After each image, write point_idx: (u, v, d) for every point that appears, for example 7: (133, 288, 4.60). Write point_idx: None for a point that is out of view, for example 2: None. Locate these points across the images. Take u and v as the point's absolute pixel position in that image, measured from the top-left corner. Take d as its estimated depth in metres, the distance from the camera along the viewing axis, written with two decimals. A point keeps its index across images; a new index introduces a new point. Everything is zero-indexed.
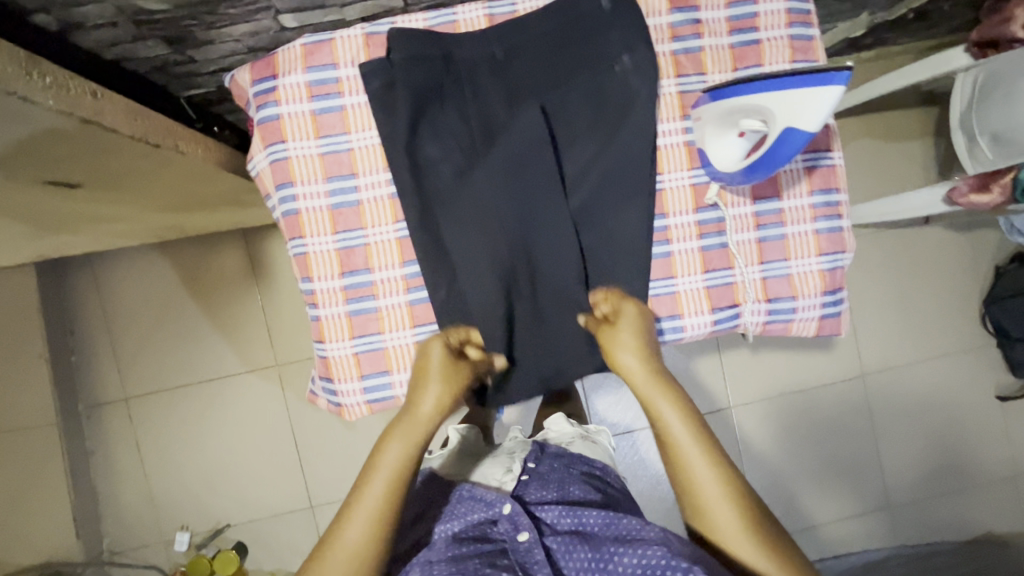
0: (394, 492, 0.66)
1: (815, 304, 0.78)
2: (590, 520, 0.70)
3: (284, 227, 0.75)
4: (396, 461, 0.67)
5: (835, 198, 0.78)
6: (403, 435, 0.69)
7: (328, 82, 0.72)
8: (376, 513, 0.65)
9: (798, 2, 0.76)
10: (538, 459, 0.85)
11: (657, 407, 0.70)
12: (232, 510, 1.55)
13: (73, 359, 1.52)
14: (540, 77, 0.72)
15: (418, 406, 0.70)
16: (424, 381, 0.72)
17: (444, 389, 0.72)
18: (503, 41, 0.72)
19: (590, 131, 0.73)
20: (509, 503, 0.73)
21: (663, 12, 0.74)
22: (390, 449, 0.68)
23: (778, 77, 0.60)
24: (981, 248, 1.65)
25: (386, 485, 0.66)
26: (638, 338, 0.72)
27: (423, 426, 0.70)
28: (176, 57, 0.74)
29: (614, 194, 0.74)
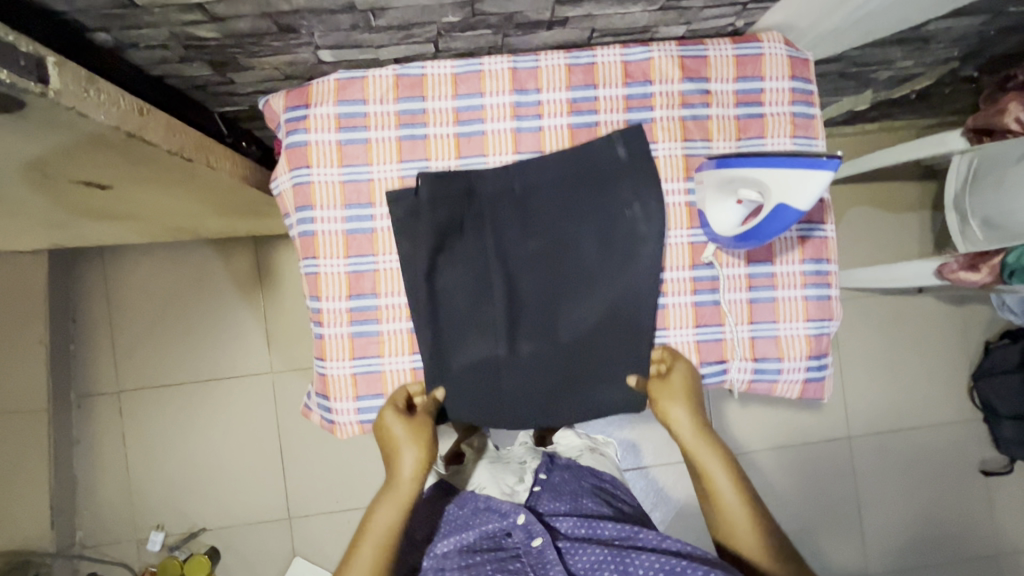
0: (382, 559, 0.73)
1: (800, 367, 0.81)
2: (604, 531, 0.78)
3: (299, 246, 0.79)
4: (385, 529, 0.74)
5: (826, 267, 0.81)
6: (389, 500, 0.75)
7: (357, 116, 0.77)
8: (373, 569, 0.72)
9: (802, 82, 0.81)
10: (549, 471, 0.92)
11: (700, 458, 0.79)
12: (209, 513, 1.55)
13: (71, 347, 1.54)
14: (552, 195, 0.77)
15: (399, 475, 0.75)
16: (396, 455, 0.75)
17: (413, 458, 0.75)
18: (523, 175, 0.77)
19: (599, 243, 0.77)
20: (522, 514, 0.78)
21: (675, 81, 0.79)
22: (379, 513, 0.74)
23: (774, 157, 0.64)
24: (972, 322, 1.69)
25: (376, 548, 0.73)
26: (687, 390, 0.78)
27: (405, 490, 0.75)
28: (217, 78, 0.79)
29: (616, 299, 0.77)
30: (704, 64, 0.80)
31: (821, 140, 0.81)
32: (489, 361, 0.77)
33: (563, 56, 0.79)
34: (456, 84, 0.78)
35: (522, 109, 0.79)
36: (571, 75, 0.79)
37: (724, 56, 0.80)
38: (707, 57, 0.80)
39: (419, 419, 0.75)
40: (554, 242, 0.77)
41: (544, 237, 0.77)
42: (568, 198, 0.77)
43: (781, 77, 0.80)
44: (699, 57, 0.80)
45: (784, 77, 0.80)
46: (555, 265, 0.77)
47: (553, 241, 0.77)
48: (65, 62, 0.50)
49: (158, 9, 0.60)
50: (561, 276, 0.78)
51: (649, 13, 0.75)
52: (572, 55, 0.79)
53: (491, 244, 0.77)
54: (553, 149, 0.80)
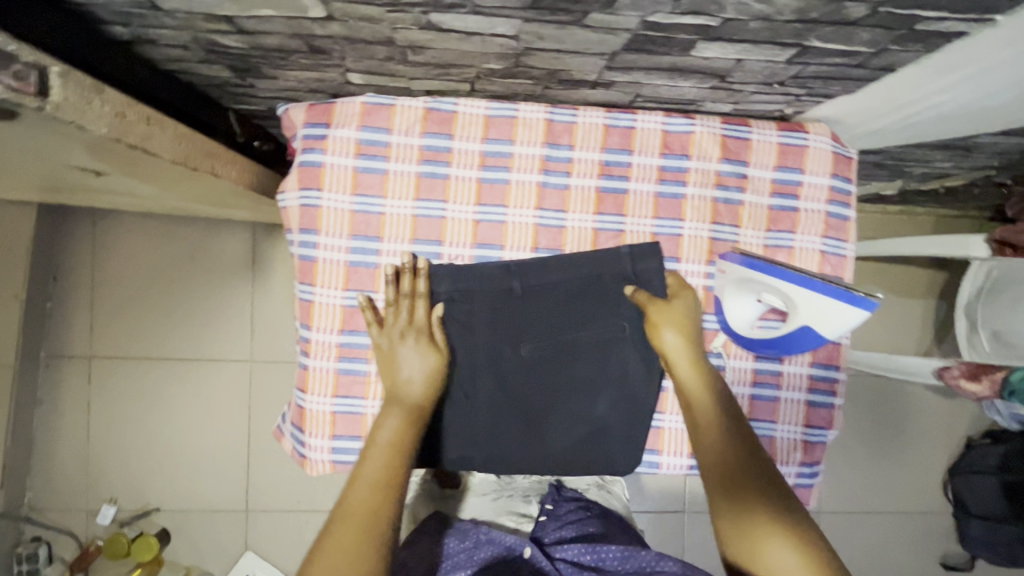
0: (394, 470, 0.63)
1: (790, 472, 0.79)
2: (608, 556, 0.70)
3: (297, 269, 0.75)
4: (392, 438, 0.65)
5: (834, 375, 0.79)
6: (389, 421, 0.66)
7: (378, 145, 0.73)
8: (376, 476, 0.62)
9: (842, 181, 0.78)
10: (557, 502, 0.85)
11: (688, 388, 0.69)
12: (165, 494, 1.52)
13: (48, 304, 1.49)
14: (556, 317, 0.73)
15: (406, 387, 0.69)
16: (391, 358, 0.70)
17: (415, 354, 0.69)
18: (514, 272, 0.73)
19: (603, 384, 0.74)
20: (527, 546, 0.71)
21: (713, 159, 0.76)
22: (383, 428, 0.66)
23: (810, 278, 0.63)
24: (958, 417, 1.68)
25: (386, 464, 0.63)
26: (685, 318, 0.71)
27: (412, 405, 0.68)
28: (236, 81, 0.74)
29: (617, 435, 0.75)
30: (746, 147, 0.77)
31: (852, 245, 0.79)
32: (474, 419, 0.74)
33: (602, 116, 0.75)
34: (488, 127, 0.74)
35: (552, 163, 0.75)
36: (607, 136, 0.75)
37: (767, 142, 0.77)
38: (750, 140, 0.77)
39: (410, 328, 0.70)
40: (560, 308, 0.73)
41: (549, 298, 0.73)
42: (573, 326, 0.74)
43: (822, 173, 0.77)
44: (741, 139, 0.76)
45: (825, 174, 0.77)
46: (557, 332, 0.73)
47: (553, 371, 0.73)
48: (70, 71, 0.46)
49: (182, 15, 0.56)
50: (561, 354, 0.73)
51: (698, 89, 0.72)
52: (612, 116, 0.75)
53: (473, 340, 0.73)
54: (577, 210, 0.76)
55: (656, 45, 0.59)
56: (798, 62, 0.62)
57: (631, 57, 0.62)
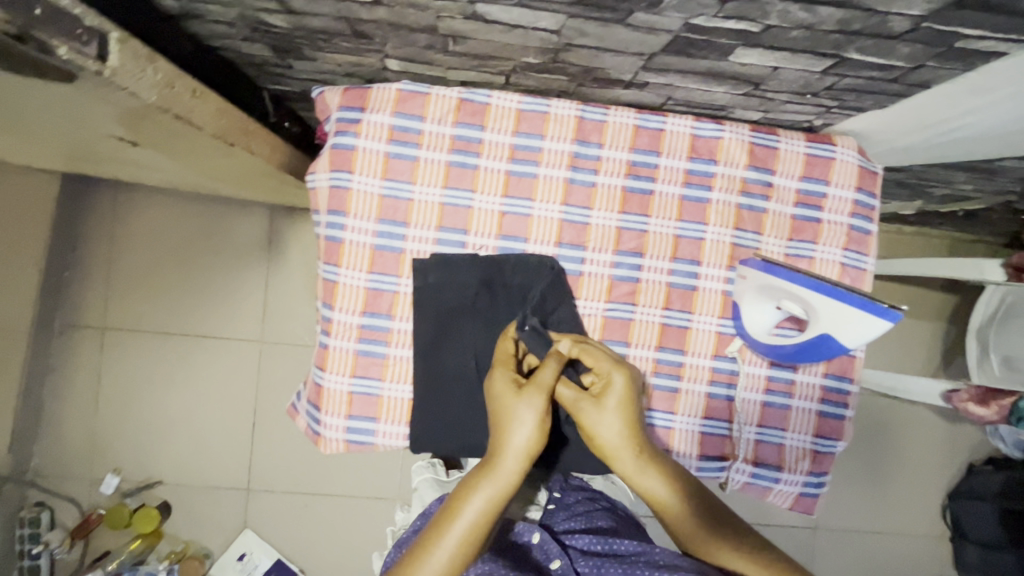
0: (475, 538, 0.61)
1: (797, 480, 0.79)
2: (620, 547, 0.69)
3: (323, 249, 0.76)
4: (480, 511, 0.62)
5: (846, 387, 0.79)
6: (488, 485, 0.63)
7: (411, 131, 0.74)
8: (473, 533, 0.61)
9: (867, 196, 0.79)
10: (564, 489, 0.82)
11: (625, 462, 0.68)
12: (168, 468, 1.53)
13: (65, 274, 1.50)
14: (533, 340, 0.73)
15: (503, 461, 0.64)
16: (510, 418, 0.65)
17: (532, 415, 0.64)
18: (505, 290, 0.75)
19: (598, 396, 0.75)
20: (537, 532, 0.71)
21: (740, 166, 0.77)
22: (473, 496, 0.63)
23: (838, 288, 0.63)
24: (961, 441, 1.68)
25: (469, 529, 0.61)
26: (616, 398, 0.68)
27: (508, 478, 0.64)
28: (275, 61, 0.75)
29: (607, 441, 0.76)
30: (773, 155, 0.77)
31: (872, 259, 0.79)
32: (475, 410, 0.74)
33: (633, 116, 0.76)
34: (519, 120, 0.75)
35: (580, 160, 0.76)
36: (637, 137, 0.76)
37: (795, 152, 0.77)
38: (777, 149, 0.77)
39: (531, 386, 0.65)
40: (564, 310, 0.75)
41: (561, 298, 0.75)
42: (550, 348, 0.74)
43: (847, 186, 0.78)
44: (769, 147, 0.77)
45: (850, 187, 0.78)
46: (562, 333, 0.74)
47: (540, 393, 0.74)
48: (129, 39, 0.47)
49: None
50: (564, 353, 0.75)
51: (731, 95, 0.72)
52: (642, 117, 0.76)
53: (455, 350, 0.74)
54: (603, 208, 0.77)
55: (696, 48, 0.60)
56: (834, 73, 0.62)
57: (669, 59, 0.63)
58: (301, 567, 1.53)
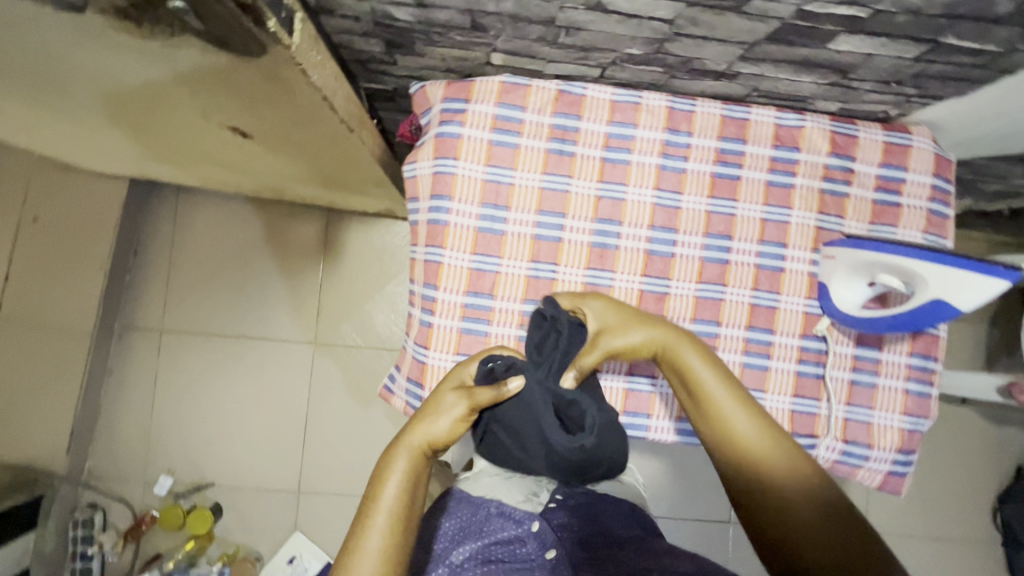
0: (400, 534, 0.57)
1: (886, 458, 0.81)
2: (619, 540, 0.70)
3: (426, 232, 0.80)
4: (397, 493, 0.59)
5: (931, 365, 0.81)
6: (401, 457, 0.61)
7: (512, 121, 0.78)
8: (394, 524, 0.57)
9: (943, 181, 0.82)
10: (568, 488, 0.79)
11: (687, 368, 0.63)
12: (221, 469, 1.54)
13: (126, 277, 1.55)
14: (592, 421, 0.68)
15: (419, 430, 0.63)
16: (432, 407, 0.64)
17: (456, 415, 0.63)
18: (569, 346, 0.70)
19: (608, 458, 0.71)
20: (537, 522, 0.71)
21: (822, 153, 0.81)
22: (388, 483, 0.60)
23: (938, 252, 0.65)
24: (1009, 444, 1.68)
25: (391, 525, 0.57)
26: (638, 319, 0.68)
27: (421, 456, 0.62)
28: (383, 56, 0.80)
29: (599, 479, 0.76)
30: (853, 143, 0.81)
31: (950, 241, 0.83)
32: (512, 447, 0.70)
33: (720, 107, 0.80)
34: (613, 111, 0.80)
35: (671, 147, 0.80)
36: (723, 126, 0.80)
37: (873, 140, 0.81)
38: (857, 137, 0.81)
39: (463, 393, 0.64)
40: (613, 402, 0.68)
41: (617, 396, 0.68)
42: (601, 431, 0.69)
43: (924, 172, 0.82)
44: (849, 136, 0.81)
45: (927, 173, 0.82)
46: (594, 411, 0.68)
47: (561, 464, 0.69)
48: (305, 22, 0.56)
49: None
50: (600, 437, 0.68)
51: (816, 85, 0.77)
52: (728, 108, 0.81)
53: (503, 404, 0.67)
54: (692, 193, 0.80)
55: (798, 36, 0.64)
56: (925, 59, 0.67)
57: (769, 48, 0.68)
58: None
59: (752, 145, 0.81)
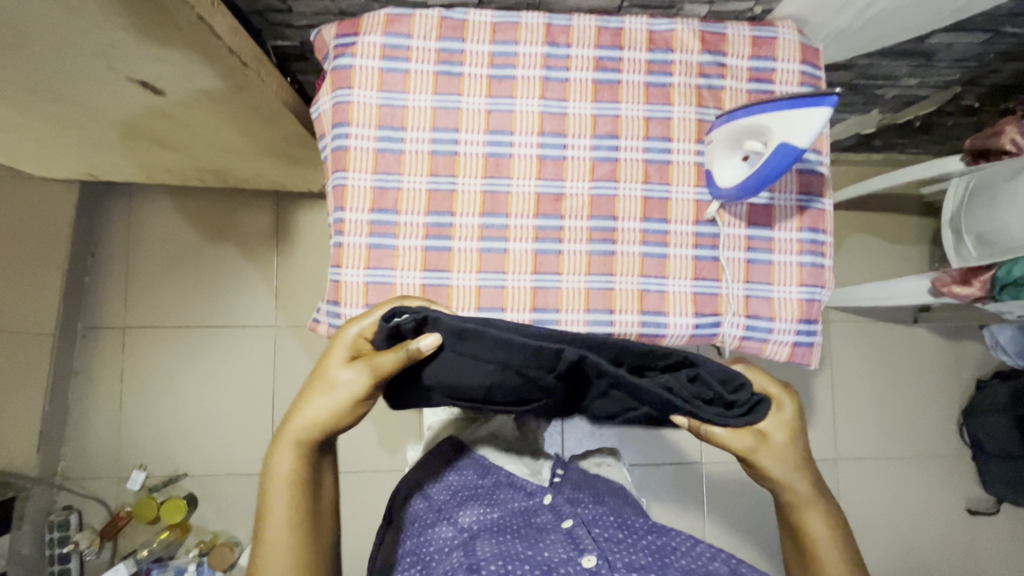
0: (298, 510, 0.71)
1: (789, 330, 0.85)
2: (636, 522, 0.85)
3: (331, 160, 0.84)
4: (289, 473, 0.71)
5: (821, 238, 0.86)
6: (283, 446, 0.71)
7: (400, 48, 0.84)
8: (294, 499, 0.71)
9: (812, 67, 0.88)
10: (566, 467, 1.01)
11: (806, 510, 0.76)
12: (194, 460, 1.56)
13: (85, 280, 1.58)
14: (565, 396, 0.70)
15: (301, 415, 0.71)
16: (324, 385, 0.70)
17: (346, 389, 0.69)
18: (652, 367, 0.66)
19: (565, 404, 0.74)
20: (548, 495, 0.91)
21: (695, 52, 0.86)
22: (278, 458, 0.71)
23: (796, 99, 0.69)
24: (965, 358, 1.72)
25: (290, 501, 0.71)
26: (792, 448, 0.73)
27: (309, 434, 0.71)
28: (277, 4, 0.86)
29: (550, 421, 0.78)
30: (723, 40, 0.87)
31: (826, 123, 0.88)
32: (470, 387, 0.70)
33: (594, 19, 0.86)
34: (495, 31, 0.85)
35: (552, 60, 0.85)
36: (600, 36, 0.86)
37: (741, 35, 0.87)
38: (725, 34, 0.87)
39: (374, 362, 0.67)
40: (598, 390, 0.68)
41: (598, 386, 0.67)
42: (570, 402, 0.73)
43: (792, 60, 0.87)
44: (718, 33, 0.87)
45: (795, 61, 0.87)
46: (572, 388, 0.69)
47: (507, 407, 0.73)
48: None
49: None
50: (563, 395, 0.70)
51: None
52: (602, 18, 0.86)
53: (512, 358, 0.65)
54: (577, 100, 0.86)
55: None
56: None
57: None
58: None
59: (629, 51, 0.86)
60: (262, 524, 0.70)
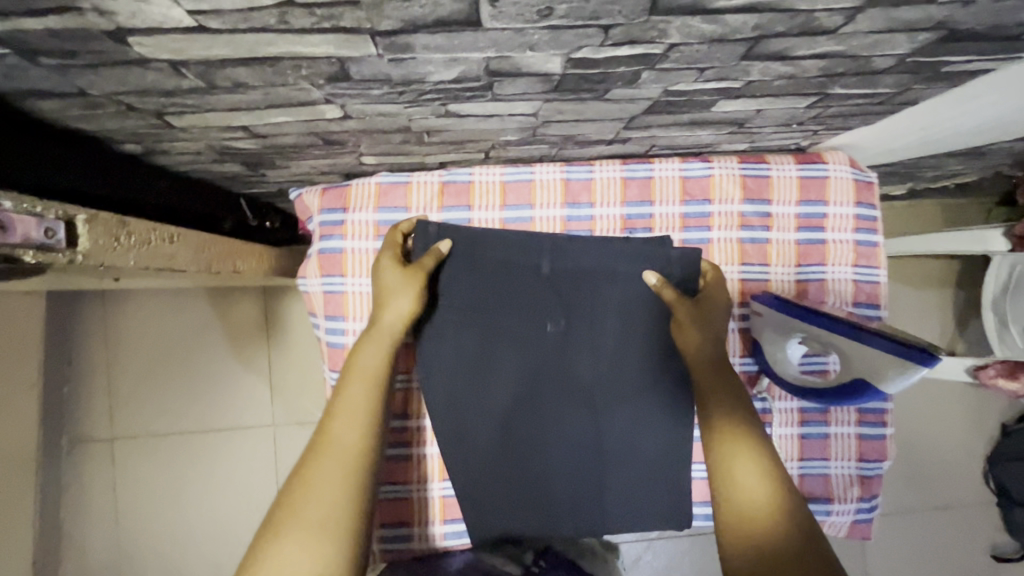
0: (349, 479, 0.54)
1: (850, 509, 0.77)
2: None
3: (327, 356, 0.74)
4: (358, 406, 0.58)
5: (884, 406, 0.76)
6: (371, 341, 0.63)
7: (397, 223, 0.72)
8: (344, 472, 0.54)
9: (867, 208, 0.77)
10: None
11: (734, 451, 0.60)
12: (201, 570, 1.49)
13: (65, 391, 1.46)
14: (591, 399, 0.73)
15: (367, 347, 0.63)
16: (383, 293, 0.66)
17: (402, 295, 0.65)
18: (637, 336, 0.73)
19: (578, 437, 0.74)
20: None
21: (735, 201, 0.75)
22: (337, 426, 0.57)
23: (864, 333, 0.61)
24: (991, 403, 1.66)
25: (340, 463, 0.54)
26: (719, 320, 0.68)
27: (387, 334, 0.64)
28: (248, 174, 0.73)
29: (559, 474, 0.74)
30: (767, 184, 0.76)
31: (884, 269, 0.77)
32: (478, 383, 0.72)
33: (619, 169, 0.74)
34: (505, 193, 0.73)
35: (574, 222, 0.74)
36: (626, 189, 0.74)
37: (787, 177, 0.76)
38: (769, 178, 0.76)
39: (414, 268, 0.67)
40: (602, 381, 0.74)
41: (601, 386, 0.73)
42: (605, 427, 0.74)
43: (845, 203, 0.76)
44: (761, 177, 0.76)
45: (849, 203, 0.76)
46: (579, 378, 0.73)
47: (510, 414, 0.73)
48: (96, 214, 0.45)
49: (198, 130, 0.56)
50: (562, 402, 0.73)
51: (716, 135, 0.71)
52: (629, 168, 0.74)
53: (507, 321, 0.73)
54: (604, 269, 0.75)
55: (676, 107, 0.58)
56: (818, 106, 0.61)
57: (650, 118, 0.62)
58: None
59: (660, 204, 0.75)
60: (279, 509, 0.52)
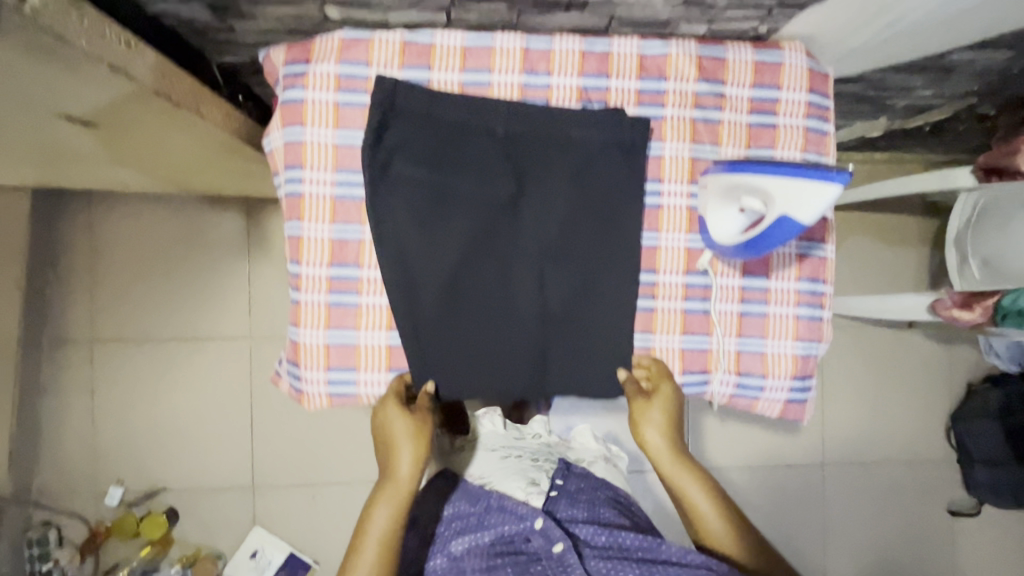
0: (385, 556, 0.79)
1: (783, 386, 0.80)
2: (625, 540, 0.87)
3: (284, 206, 0.76)
4: (386, 523, 0.80)
5: (821, 288, 0.80)
6: (387, 498, 0.80)
7: (358, 78, 0.74)
8: (383, 542, 0.79)
9: (819, 96, 0.79)
10: (566, 477, 0.99)
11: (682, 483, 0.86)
12: (172, 474, 1.53)
13: (46, 291, 1.49)
14: (540, 260, 0.75)
15: (396, 471, 0.81)
16: (393, 442, 0.79)
17: (411, 444, 0.79)
18: (586, 204, 0.75)
19: (527, 297, 0.75)
20: (540, 518, 0.86)
21: (691, 80, 0.77)
22: (376, 516, 0.80)
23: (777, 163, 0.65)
24: (959, 362, 1.69)
25: (378, 548, 0.79)
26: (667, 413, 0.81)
27: (402, 484, 0.80)
28: (216, 24, 0.76)
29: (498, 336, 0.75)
30: (723, 66, 0.77)
31: (831, 158, 0.80)
32: (428, 238, 0.73)
33: (578, 41, 0.76)
34: (466, 57, 0.75)
35: (530, 90, 0.76)
36: (584, 62, 0.76)
37: (743, 60, 0.77)
38: (726, 60, 0.77)
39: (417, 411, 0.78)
40: (549, 244, 0.75)
41: (549, 251, 0.75)
42: (548, 289, 0.76)
43: (799, 89, 0.78)
44: (717, 59, 0.77)
45: (802, 90, 0.78)
46: (526, 244, 0.75)
47: (456, 271, 0.74)
48: None
49: None
50: (507, 263, 0.75)
51: (671, 6, 0.73)
52: (588, 40, 0.76)
53: (461, 179, 0.73)
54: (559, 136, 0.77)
55: None
56: None
57: None
58: (316, 558, 1.54)
59: (616, 78, 0.77)
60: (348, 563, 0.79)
